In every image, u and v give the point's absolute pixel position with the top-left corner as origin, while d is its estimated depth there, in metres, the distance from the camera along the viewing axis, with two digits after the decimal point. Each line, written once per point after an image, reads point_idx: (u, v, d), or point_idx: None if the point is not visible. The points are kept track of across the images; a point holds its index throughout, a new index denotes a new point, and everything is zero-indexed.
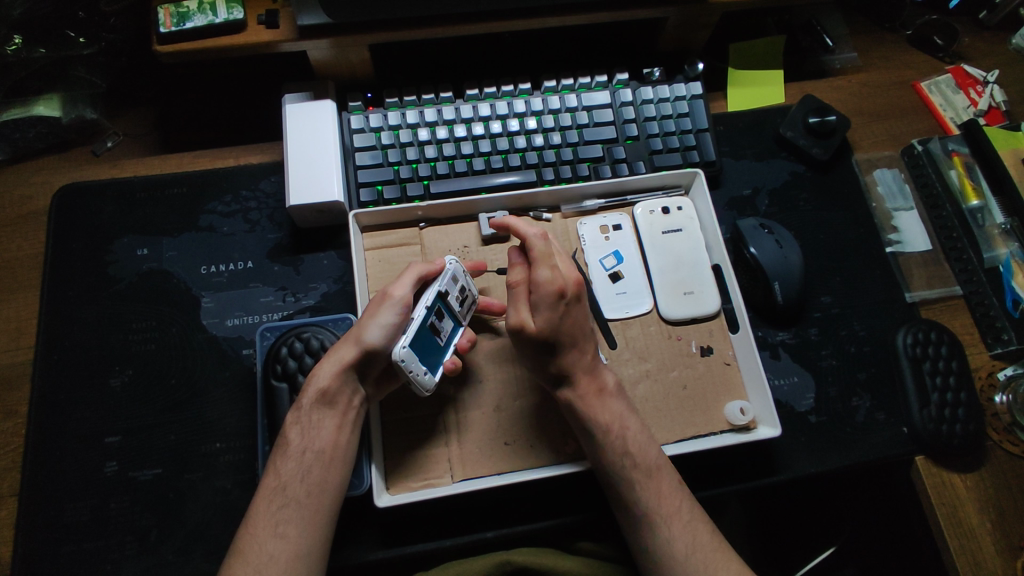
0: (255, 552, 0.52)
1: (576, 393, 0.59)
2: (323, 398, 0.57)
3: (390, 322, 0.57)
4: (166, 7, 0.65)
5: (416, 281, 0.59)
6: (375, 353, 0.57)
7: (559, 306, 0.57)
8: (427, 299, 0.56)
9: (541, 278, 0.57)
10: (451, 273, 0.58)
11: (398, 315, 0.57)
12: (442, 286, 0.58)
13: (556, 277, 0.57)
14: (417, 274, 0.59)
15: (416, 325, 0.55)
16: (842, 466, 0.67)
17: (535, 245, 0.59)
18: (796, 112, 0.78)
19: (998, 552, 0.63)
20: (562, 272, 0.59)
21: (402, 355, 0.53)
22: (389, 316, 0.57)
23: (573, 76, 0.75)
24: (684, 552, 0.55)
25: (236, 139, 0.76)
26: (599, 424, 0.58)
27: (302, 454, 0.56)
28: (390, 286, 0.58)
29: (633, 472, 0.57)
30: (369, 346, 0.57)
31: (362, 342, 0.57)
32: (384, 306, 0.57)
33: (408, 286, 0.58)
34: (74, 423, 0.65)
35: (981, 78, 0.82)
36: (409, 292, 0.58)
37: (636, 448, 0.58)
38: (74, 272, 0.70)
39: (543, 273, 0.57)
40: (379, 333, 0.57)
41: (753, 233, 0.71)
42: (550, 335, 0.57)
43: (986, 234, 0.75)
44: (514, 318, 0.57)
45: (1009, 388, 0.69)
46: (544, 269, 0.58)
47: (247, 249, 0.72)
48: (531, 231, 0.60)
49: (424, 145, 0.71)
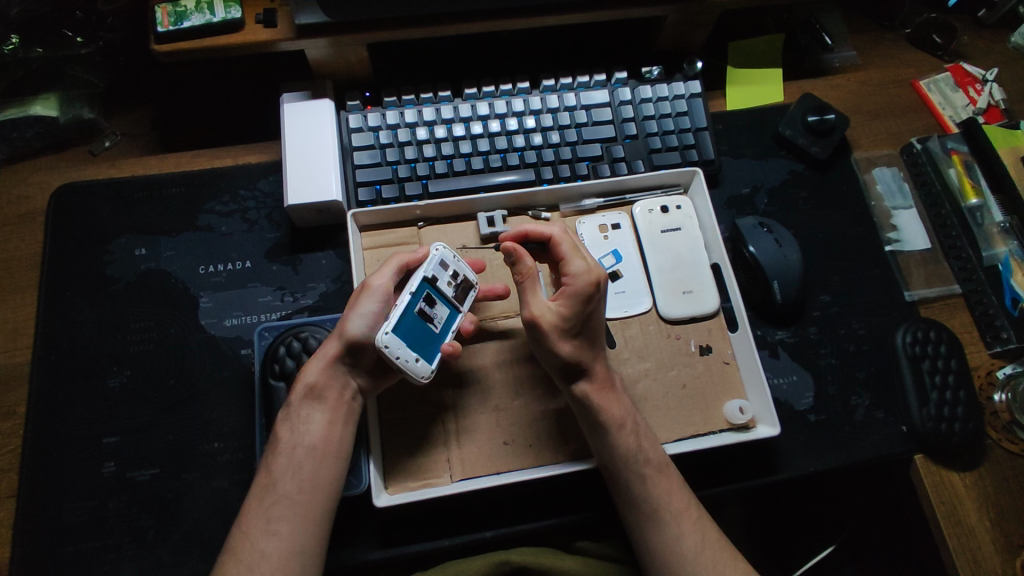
0: (249, 550, 0.52)
1: (592, 386, 0.58)
2: (311, 393, 0.58)
3: (371, 312, 0.57)
4: (163, 6, 0.65)
5: (396, 271, 0.59)
6: (359, 343, 0.57)
7: (592, 299, 0.57)
8: (411, 285, 0.56)
9: (577, 271, 0.57)
10: (436, 259, 0.58)
11: (378, 304, 0.57)
12: (425, 272, 0.57)
13: (591, 269, 0.58)
14: (397, 263, 0.59)
15: (398, 311, 0.55)
16: (841, 465, 0.67)
17: (562, 243, 0.60)
18: (795, 111, 0.78)
19: (998, 551, 0.63)
20: (594, 265, 0.59)
21: (385, 341, 0.53)
22: (370, 306, 0.57)
23: (572, 75, 0.75)
24: (694, 550, 0.56)
25: (234, 139, 0.76)
26: (613, 419, 0.57)
27: (292, 450, 0.56)
28: (371, 277, 0.59)
29: (645, 468, 0.57)
30: (352, 338, 0.57)
31: (345, 334, 0.57)
32: (364, 297, 0.58)
33: (388, 275, 0.59)
34: (73, 423, 0.65)
35: (980, 76, 0.82)
36: (389, 281, 0.58)
37: (648, 444, 0.59)
38: (72, 272, 0.70)
39: (577, 265, 0.58)
40: (362, 324, 0.57)
41: (752, 231, 0.71)
42: (571, 325, 0.57)
43: (985, 233, 0.75)
44: (529, 309, 0.57)
45: (1008, 387, 0.69)
46: (578, 261, 0.58)
47: (246, 248, 0.72)
48: (558, 228, 0.61)
49: (423, 144, 0.71)
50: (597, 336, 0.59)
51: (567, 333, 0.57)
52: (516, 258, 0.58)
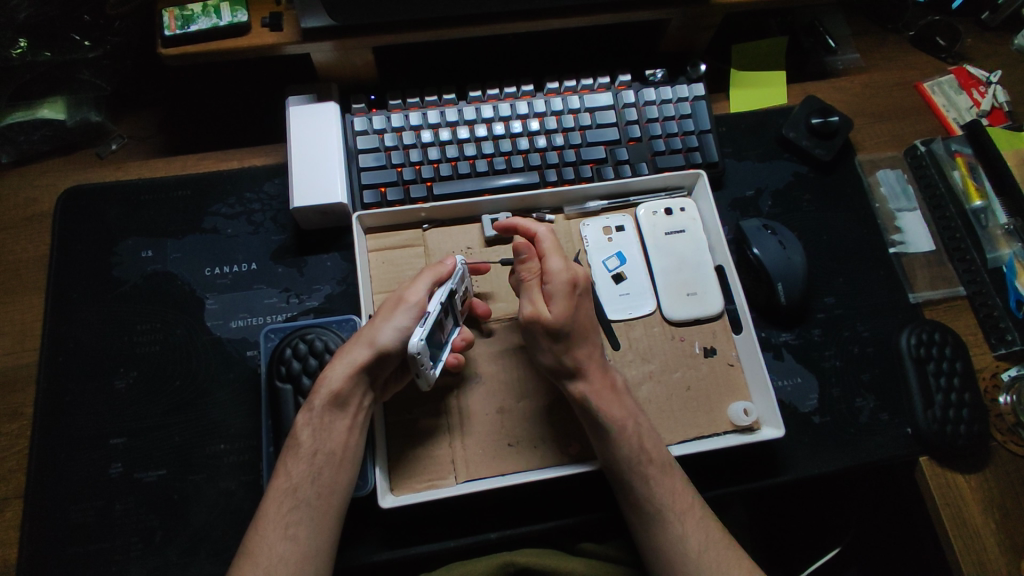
0: (266, 553, 0.52)
1: (591, 386, 0.58)
2: (335, 400, 0.57)
3: (403, 325, 0.57)
4: (171, 10, 0.65)
5: (431, 285, 0.59)
6: (389, 355, 0.57)
7: (573, 297, 0.58)
8: (441, 295, 0.55)
9: (553, 269, 0.58)
10: (462, 273, 0.59)
11: (411, 319, 0.57)
12: (454, 284, 0.58)
13: (569, 269, 0.58)
14: (432, 277, 0.59)
15: (430, 319, 0.53)
16: (846, 466, 0.67)
17: (545, 240, 0.60)
18: (798, 113, 0.78)
19: (1003, 553, 0.63)
20: (573, 266, 0.59)
21: (418, 349, 0.51)
22: (403, 320, 0.57)
23: (576, 78, 0.76)
24: (700, 549, 0.56)
25: (240, 141, 0.76)
26: (616, 420, 0.57)
27: (313, 455, 0.56)
28: (406, 289, 0.58)
29: (649, 468, 0.57)
30: (384, 349, 0.57)
31: (376, 344, 0.57)
32: (399, 310, 0.57)
33: (423, 289, 0.58)
34: (80, 425, 0.65)
35: (985, 78, 0.82)
36: (424, 297, 0.58)
37: (652, 444, 0.59)
38: (79, 274, 0.70)
39: (556, 263, 0.58)
40: (394, 336, 0.57)
41: (756, 233, 0.71)
42: (563, 326, 0.57)
43: (990, 235, 0.75)
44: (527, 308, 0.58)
45: (1013, 389, 0.70)
46: (557, 260, 0.59)
47: (251, 250, 0.72)
48: (541, 228, 0.62)
49: (427, 147, 0.71)
50: (591, 334, 0.59)
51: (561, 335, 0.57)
52: (521, 259, 0.60)
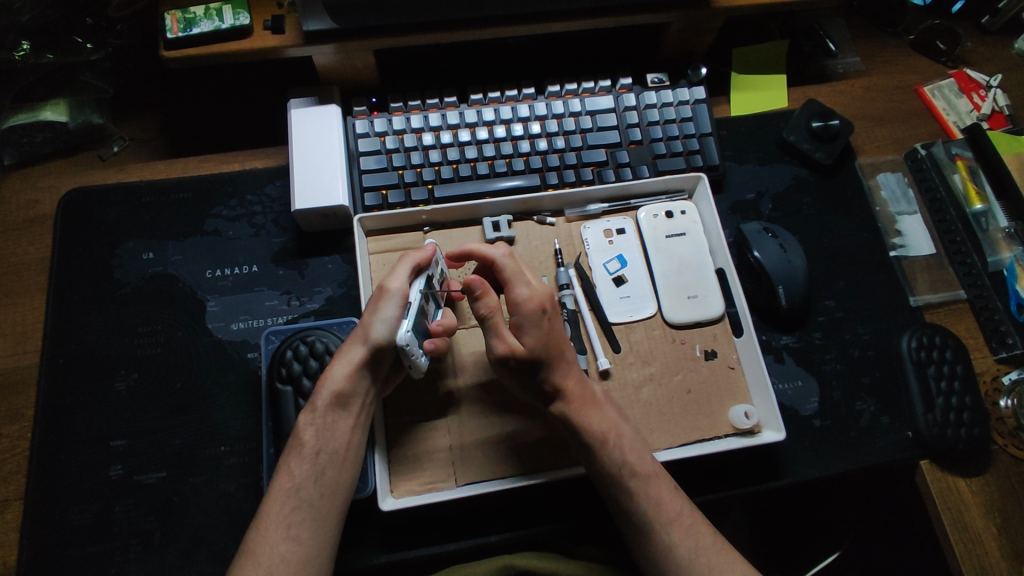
0: (268, 553, 0.52)
1: (570, 405, 0.58)
2: (338, 399, 0.57)
3: (392, 316, 0.57)
4: (174, 12, 0.65)
5: (411, 273, 0.58)
6: (384, 349, 0.57)
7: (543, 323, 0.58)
8: (421, 283, 0.57)
9: (520, 297, 0.58)
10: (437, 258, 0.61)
11: (398, 310, 0.57)
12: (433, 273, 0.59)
13: (535, 293, 0.59)
14: (410, 264, 0.59)
15: (414, 308, 0.55)
16: (847, 470, 0.67)
17: (505, 267, 0.60)
18: (799, 116, 0.79)
19: (1004, 557, 0.63)
20: (538, 288, 0.60)
21: (407, 340, 0.52)
22: (392, 311, 0.57)
23: (578, 80, 0.76)
24: (690, 557, 0.56)
25: (242, 143, 0.76)
26: (595, 435, 0.57)
27: (316, 455, 0.56)
28: (386, 279, 0.58)
29: (630, 480, 0.57)
30: (377, 343, 0.57)
31: (370, 340, 0.57)
32: (385, 301, 0.57)
33: (403, 277, 0.57)
34: (81, 426, 0.65)
35: (985, 82, 0.83)
36: (406, 284, 0.57)
37: (635, 456, 0.58)
38: (82, 274, 0.70)
39: (522, 290, 0.58)
40: (385, 328, 0.57)
41: (757, 236, 0.71)
42: (536, 355, 0.57)
43: (990, 239, 0.75)
44: (498, 345, 0.56)
45: (1014, 393, 0.70)
46: (522, 286, 0.59)
47: (253, 253, 0.72)
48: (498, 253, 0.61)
49: (429, 149, 0.71)
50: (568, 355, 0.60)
51: (536, 364, 0.57)
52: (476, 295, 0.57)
